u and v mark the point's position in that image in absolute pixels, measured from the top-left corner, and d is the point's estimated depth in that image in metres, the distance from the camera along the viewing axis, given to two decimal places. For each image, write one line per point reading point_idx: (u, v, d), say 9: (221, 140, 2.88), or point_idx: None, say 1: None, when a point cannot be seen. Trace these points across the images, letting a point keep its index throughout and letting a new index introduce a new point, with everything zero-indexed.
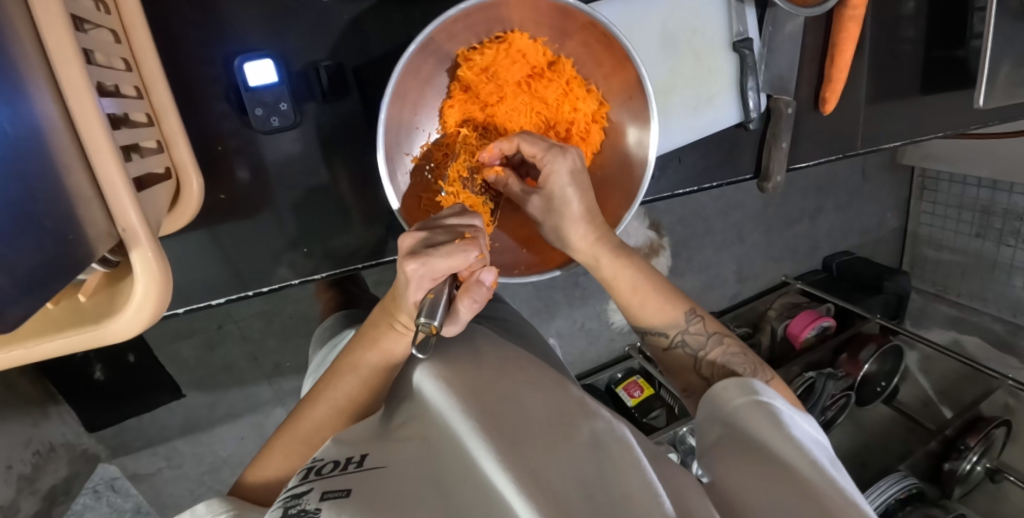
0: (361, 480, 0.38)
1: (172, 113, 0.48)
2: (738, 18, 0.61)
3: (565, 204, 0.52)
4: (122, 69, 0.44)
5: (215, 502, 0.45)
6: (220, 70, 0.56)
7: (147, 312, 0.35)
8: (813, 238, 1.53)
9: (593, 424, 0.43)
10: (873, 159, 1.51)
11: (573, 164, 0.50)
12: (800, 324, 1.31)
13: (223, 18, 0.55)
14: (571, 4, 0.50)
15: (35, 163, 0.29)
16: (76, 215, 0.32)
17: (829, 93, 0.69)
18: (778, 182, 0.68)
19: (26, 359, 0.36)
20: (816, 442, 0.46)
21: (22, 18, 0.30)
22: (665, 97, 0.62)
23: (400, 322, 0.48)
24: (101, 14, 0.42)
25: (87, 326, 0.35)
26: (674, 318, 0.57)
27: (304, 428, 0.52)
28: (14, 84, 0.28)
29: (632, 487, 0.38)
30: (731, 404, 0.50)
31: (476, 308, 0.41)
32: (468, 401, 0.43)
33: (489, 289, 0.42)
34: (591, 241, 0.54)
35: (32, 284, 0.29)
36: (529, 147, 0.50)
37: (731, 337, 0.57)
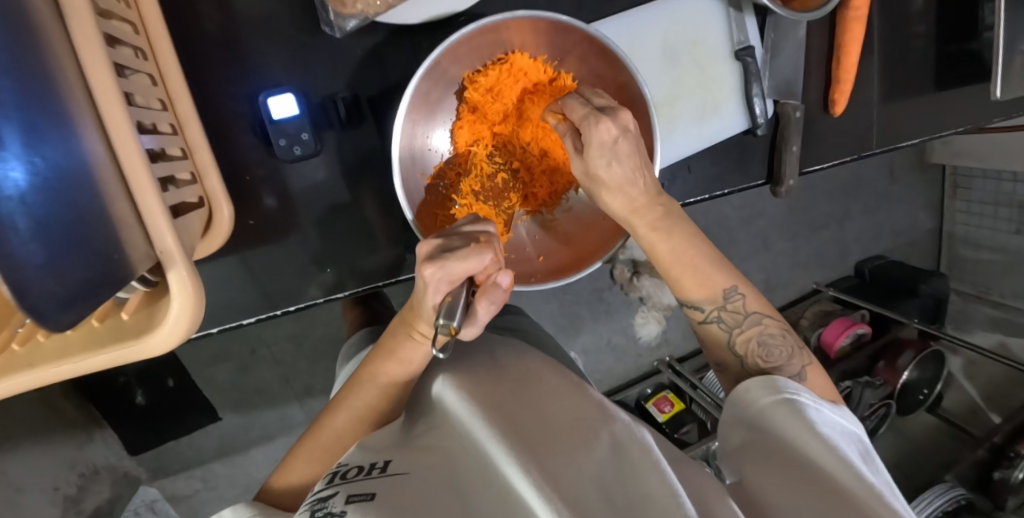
0: (386, 484, 0.40)
1: (203, 147, 0.52)
2: (736, 26, 0.62)
3: (603, 171, 0.49)
4: (159, 109, 0.48)
5: (240, 507, 0.48)
6: (245, 104, 0.60)
7: (182, 326, 0.38)
8: (842, 242, 1.54)
9: (613, 431, 0.44)
10: (898, 161, 1.51)
11: (614, 129, 0.46)
12: (833, 332, 1.29)
13: (247, 58, 0.59)
14: (568, 23, 0.53)
15: (81, 194, 0.33)
16: (119, 239, 0.35)
17: (837, 95, 0.69)
18: (792, 185, 0.68)
19: (74, 374, 0.39)
20: (848, 439, 0.46)
21: (73, 69, 0.34)
22: (669, 109, 0.62)
23: (421, 329, 0.49)
24: (139, 61, 0.46)
25: (129, 340, 0.39)
26: (714, 293, 0.53)
27: (325, 437, 0.54)
28: (61, 124, 0.32)
29: (650, 488, 0.39)
30: (758, 404, 0.49)
31: (494, 310, 0.43)
32: (497, 410, 0.44)
33: (506, 292, 0.43)
34: (632, 209, 0.52)
35: (72, 298, 0.32)
36: (574, 110, 0.48)
37: (770, 316, 0.54)
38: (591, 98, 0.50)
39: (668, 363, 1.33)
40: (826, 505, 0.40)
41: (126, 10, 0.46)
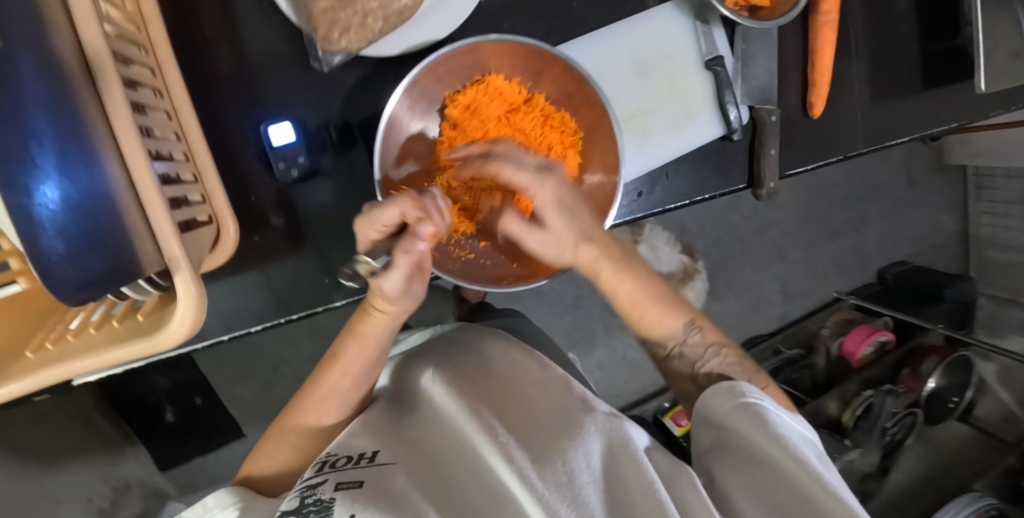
0: (372, 474, 0.43)
1: (212, 170, 0.57)
2: (705, 38, 0.64)
3: (556, 227, 0.54)
4: (174, 140, 0.54)
5: (222, 494, 0.49)
6: (249, 134, 0.64)
7: (189, 323, 0.43)
8: (861, 249, 1.52)
9: (591, 423, 0.46)
10: (914, 164, 1.50)
11: (561, 189, 0.53)
12: (854, 341, 1.29)
13: (254, 89, 0.64)
14: (541, 47, 0.55)
15: (105, 215, 0.38)
16: (133, 247, 0.40)
17: (814, 97, 0.70)
18: (772, 188, 0.69)
19: (96, 366, 0.43)
20: (802, 441, 0.47)
21: (95, 103, 0.39)
22: (644, 120, 0.65)
23: (378, 304, 0.50)
24: (156, 98, 0.53)
25: (150, 340, 0.44)
26: (673, 330, 0.57)
27: (297, 422, 0.54)
28: (88, 154, 0.37)
29: (627, 477, 0.43)
30: (721, 411, 0.50)
31: (410, 258, 0.46)
32: (478, 410, 0.48)
33: (426, 244, 0.46)
34: (593, 258, 0.55)
35: (83, 282, 0.38)
36: (517, 176, 0.52)
37: (727, 346, 0.57)
38: (527, 158, 0.53)
39: None
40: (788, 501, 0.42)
41: (143, 55, 0.53)
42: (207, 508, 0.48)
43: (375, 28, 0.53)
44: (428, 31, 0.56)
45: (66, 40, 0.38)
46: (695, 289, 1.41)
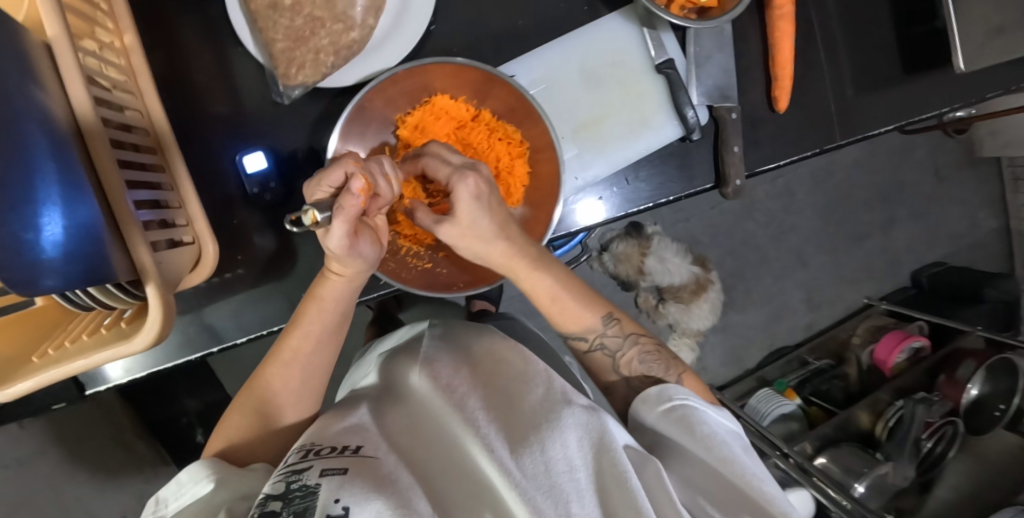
0: (356, 463, 0.44)
1: (193, 194, 0.61)
2: (654, 43, 0.66)
3: (473, 224, 0.54)
4: (156, 171, 0.59)
5: (196, 468, 0.50)
6: (228, 166, 0.67)
7: (159, 316, 0.49)
8: (890, 251, 1.45)
9: (572, 415, 0.47)
10: (942, 159, 1.44)
11: (479, 185, 0.53)
12: (885, 348, 1.23)
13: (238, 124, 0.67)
14: (482, 68, 0.58)
15: (91, 239, 0.45)
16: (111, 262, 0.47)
17: (778, 91, 0.69)
18: (738, 185, 0.68)
19: (86, 368, 0.48)
20: (730, 435, 0.51)
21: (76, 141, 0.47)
22: (597, 127, 0.67)
23: (332, 268, 0.55)
24: (141, 134, 0.58)
25: (131, 340, 0.49)
26: (592, 324, 0.60)
27: (263, 388, 0.58)
28: (78, 193, 0.45)
29: (603, 472, 0.45)
30: (653, 417, 0.53)
31: (348, 215, 0.47)
32: (460, 408, 0.50)
33: (358, 198, 0.46)
34: (509, 256, 0.56)
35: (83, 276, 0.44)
36: (438, 170, 0.53)
37: (644, 337, 0.61)
38: (449, 157, 0.55)
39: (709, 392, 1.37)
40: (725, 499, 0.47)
41: (124, 97, 0.57)
42: (181, 482, 0.50)
43: (328, 63, 0.59)
44: (381, 61, 0.61)
45: (56, 94, 0.47)
46: (708, 300, 1.35)
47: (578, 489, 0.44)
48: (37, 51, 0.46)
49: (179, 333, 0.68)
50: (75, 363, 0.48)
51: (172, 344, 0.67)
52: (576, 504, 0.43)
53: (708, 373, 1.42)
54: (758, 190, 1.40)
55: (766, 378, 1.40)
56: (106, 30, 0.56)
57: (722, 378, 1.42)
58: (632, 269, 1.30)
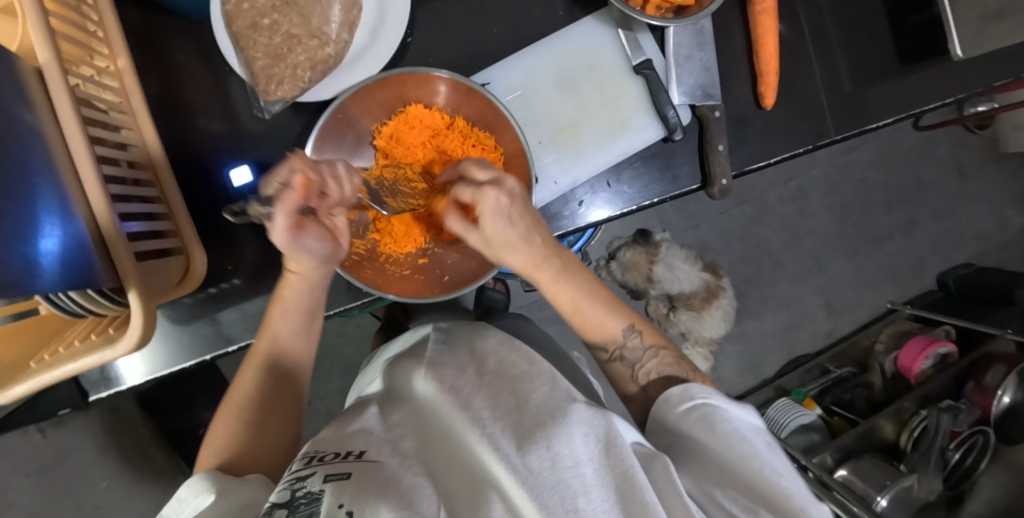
0: (360, 469, 0.41)
1: (181, 207, 0.63)
2: (631, 46, 0.66)
3: (500, 236, 0.52)
4: (144, 186, 0.60)
5: (196, 481, 0.45)
6: (216, 180, 0.69)
7: (136, 322, 0.51)
8: (914, 253, 1.39)
9: (578, 412, 0.46)
10: (965, 155, 1.39)
11: (505, 202, 0.50)
12: (908, 355, 1.17)
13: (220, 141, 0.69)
14: (451, 77, 0.59)
15: (76, 250, 0.47)
16: (94, 275, 0.49)
17: (763, 87, 0.66)
18: (723, 185, 0.66)
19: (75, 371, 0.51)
20: (753, 431, 0.48)
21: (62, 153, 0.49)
22: (575, 131, 0.67)
23: (290, 266, 0.55)
24: (131, 151, 0.60)
25: (114, 347, 0.52)
26: (613, 334, 0.59)
27: (241, 395, 0.56)
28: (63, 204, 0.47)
29: (610, 467, 0.44)
30: (674, 415, 0.51)
31: (287, 207, 0.50)
32: (467, 407, 0.49)
33: (293, 188, 0.50)
34: (537, 261, 0.55)
35: (67, 281, 0.47)
36: (462, 192, 0.50)
37: (666, 348, 0.59)
38: (472, 170, 0.52)
39: None
40: (747, 493, 0.43)
41: (118, 117, 0.59)
42: (182, 498, 0.45)
43: (305, 78, 0.60)
44: (358, 74, 0.62)
45: (46, 115, 0.49)
46: (721, 307, 1.28)
47: (585, 484, 0.42)
48: (30, 78, 0.49)
49: (174, 343, 0.69)
50: (64, 367, 0.51)
51: (168, 353, 0.69)
52: (584, 499, 0.41)
53: (724, 383, 1.37)
54: (769, 194, 1.35)
55: (785, 388, 1.34)
56: (101, 54, 0.59)
57: (739, 388, 1.36)
58: (641, 277, 1.24)
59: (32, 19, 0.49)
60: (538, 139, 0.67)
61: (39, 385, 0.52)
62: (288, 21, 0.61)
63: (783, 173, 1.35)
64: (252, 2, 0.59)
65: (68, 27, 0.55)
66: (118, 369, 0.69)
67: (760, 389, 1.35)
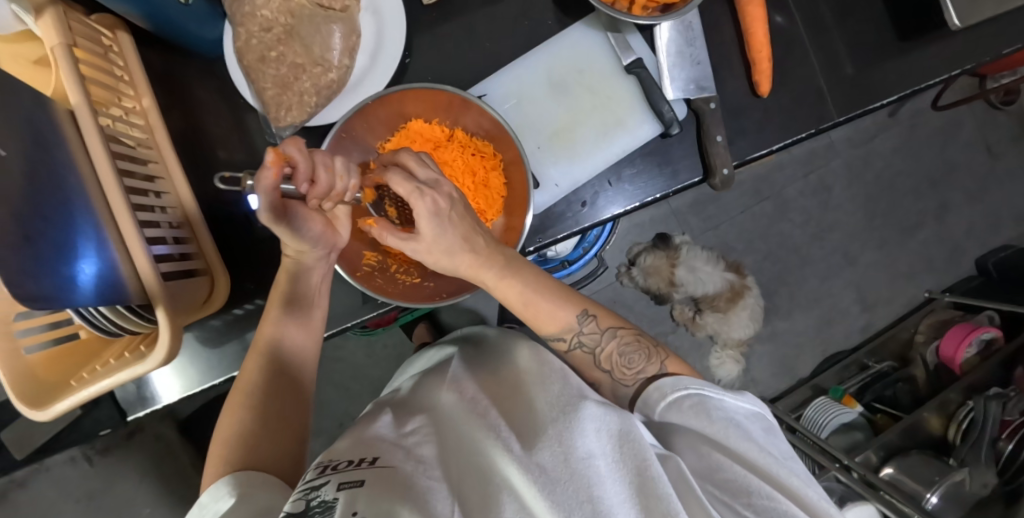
0: (372, 474, 0.42)
1: (204, 230, 0.67)
2: (621, 47, 0.68)
3: (437, 239, 0.55)
4: (172, 212, 0.65)
5: (217, 486, 0.46)
6: (236, 206, 0.73)
7: (165, 337, 0.55)
8: (948, 239, 1.34)
9: (589, 409, 0.45)
10: (994, 134, 1.34)
11: (437, 200, 0.53)
12: (951, 343, 1.13)
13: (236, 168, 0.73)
14: (449, 90, 0.61)
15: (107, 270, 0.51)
16: (124, 292, 0.54)
17: (757, 76, 0.67)
18: (726, 175, 0.66)
19: (112, 386, 0.55)
20: (750, 419, 0.47)
21: (92, 182, 0.53)
22: (571, 133, 0.69)
23: (288, 251, 0.58)
24: (158, 181, 0.64)
25: (146, 360, 0.56)
26: (567, 323, 0.59)
27: (247, 384, 0.57)
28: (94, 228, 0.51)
29: (625, 460, 0.42)
30: (666, 403, 0.50)
31: (265, 188, 0.46)
32: (477, 416, 0.50)
33: (272, 169, 0.45)
34: (476, 267, 0.57)
35: (103, 296, 0.51)
36: (398, 187, 0.53)
37: (623, 328, 0.59)
38: (414, 172, 0.55)
39: None
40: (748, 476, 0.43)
41: (146, 151, 0.64)
42: (203, 505, 0.46)
43: (312, 103, 0.64)
44: (361, 96, 0.66)
45: (80, 157, 0.53)
46: (748, 307, 1.25)
47: (601, 476, 0.40)
48: (65, 122, 0.53)
49: (205, 361, 0.73)
50: (99, 383, 0.56)
51: (198, 372, 0.73)
52: (599, 488, 0.39)
53: (759, 386, 1.32)
54: (790, 189, 1.32)
55: (821, 387, 1.28)
56: (127, 96, 0.64)
57: (773, 390, 1.32)
58: (663, 282, 1.22)
59: (65, 70, 0.53)
60: (536, 144, 0.69)
61: (80, 401, 0.59)
62: (293, 51, 0.65)
63: (803, 166, 1.31)
64: (259, 37, 0.64)
65: (97, 74, 0.60)
66: (152, 388, 0.73)
67: (794, 390, 1.30)
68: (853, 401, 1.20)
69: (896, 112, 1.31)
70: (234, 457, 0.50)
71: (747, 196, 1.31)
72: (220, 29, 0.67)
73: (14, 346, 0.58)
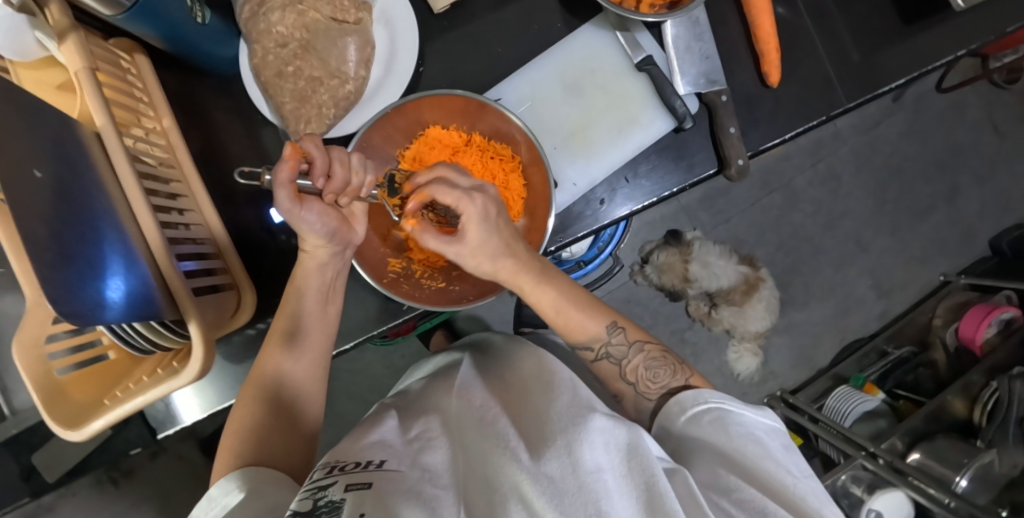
0: (382, 477, 0.41)
1: (230, 246, 0.68)
2: (631, 45, 0.69)
3: (483, 245, 0.55)
4: (197, 229, 0.66)
5: (228, 480, 0.47)
6: (257, 221, 0.74)
7: (198, 351, 0.56)
8: (960, 221, 1.34)
9: (598, 422, 0.42)
10: (1000, 113, 1.34)
11: (486, 206, 0.54)
12: (969, 324, 1.12)
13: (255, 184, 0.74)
14: (467, 95, 0.62)
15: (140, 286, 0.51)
16: (157, 309, 0.54)
17: (767, 67, 0.67)
18: (742, 165, 0.67)
19: (145, 402, 0.56)
20: (769, 434, 0.48)
21: (121, 202, 0.54)
22: (586, 133, 0.70)
23: (304, 246, 0.57)
24: (182, 199, 0.65)
25: (181, 374, 0.56)
26: (596, 333, 0.60)
27: (261, 377, 0.57)
28: (126, 245, 0.51)
29: (632, 474, 0.41)
30: (686, 416, 0.51)
31: (282, 180, 0.48)
32: (483, 426, 0.48)
33: (289, 161, 0.47)
34: (513, 271, 0.57)
35: (139, 313, 0.51)
36: (444, 195, 0.53)
37: (650, 343, 0.60)
38: (455, 180, 0.55)
39: (781, 398, 1.28)
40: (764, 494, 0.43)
41: (168, 171, 0.64)
42: (211, 498, 0.47)
43: (330, 114, 0.65)
44: (377, 106, 0.67)
45: (108, 178, 0.53)
46: (763, 299, 1.25)
47: (608, 491, 0.39)
48: (91, 143, 0.53)
49: (233, 376, 0.74)
50: (134, 400, 0.56)
51: (228, 387, 0.74)
52: (607, 502, 0.38)
53: (778, 378, 1.33)
54: (798, 179, 1.32)
55: (842, 376, 1.28)
56: (148, 116, 0.65)
57: (793, 382, 1.32)
58: (677, 278, 1.23)
59: (90, 94, 0.54)
60: (552, 145, 0.70)
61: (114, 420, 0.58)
62: (310, 65, 0.65)
63: (810, 156, 1.32)
64: (275, 53, 0.65)
65: (116, 95, 0.61)
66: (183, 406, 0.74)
67: (814, 381, 1.30)
68: (875, 389, 1.19)
69: (900, 97, 1.31)
70: (242, 456, 0.51)
71: (756, 188, 1.31)
72: (235, 48, 0.68)
73: (44, 367, 0.59)
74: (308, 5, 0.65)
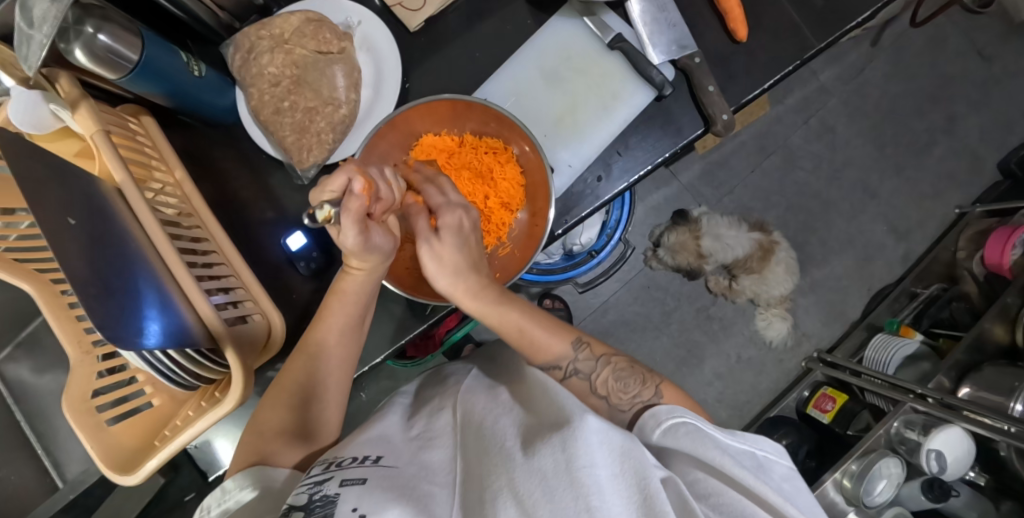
0: (377, 472, 0.42)
1: (252, 279, 0.71)
2: (600, 27, 0.72)
3: (444, 251, 0.59)
4: (221, 267, 0.69)
5: (241, 476, 0.51)
6: (275, 254, 0.77)
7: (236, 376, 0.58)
8: (963, 151, 1.34)
9: (593, 423, 0.42)
10: (983, 37, 1.34)
11: (439, 249, 0.58)
12: (993, 250, 1.10)
13: (268, 220, 0.78)
14: (455, 97, 0.64)
15: (175, 316, 0.54)
16: (193, 338, 0.56)
17: (732, 23, 0.70)
18: (726, 120, 0.69)
19: (207, 427, 0.57)
20: (742, 454, 0.46)
21: (147, 243, 0.57)
22: (573, 117, 0.73)
23: (353, 263, 0.58)
24: (202, 242, 0.68)
25: (223, 401, 0.58)
26: (562, 351, 0.60)
27: (292, 383, 0.59)
28: (156, 279, 0.54)
29: (623, 469, 0.41)
30: (662, 431, 0.49)
31: (353, 212, 0.52)
32: (479, 431, 0.46)
33: (360, 196, 0.52)
34: (474, 292, 0.60)
35: (179, 339, 0.54)
36: (433, 198, 0.61)
37: (616, 356, 0.60)
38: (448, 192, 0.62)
39: (818, 359, 1.27)
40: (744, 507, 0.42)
41: (187, 218, 0.68)
42: (225, 490, 0.51)
43: (329, 139, 0.69)
44: (371, 127, 0.71)
45: (132, 223, 0.57)
46: (781, 261, 1.23)
47: (602, 487, 0.38)
48: (114, 197, 0.57)
49: None
50: (185, 433, 0.57)
51: None
52: (599, 497, 0.37)
53: (812, 338, 1.32)
54: (793, 138, 1.33)
55: (876, 324, 1.26)
56: (161, 171, 0.69)
57: (827, 339, 1.31)
58: (692, 257, 1.21)
59: (105, 150, 0.58)
60: (543, 133, 0.73)
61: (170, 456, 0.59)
62: (304, 98, 0.69)
63: (800, 114, 1.33)
64: (271, 92, 0.69)
65: (129, 155, 0.64)
66: None
67: (848, 335, 1.29)
68: (912, 331, 1.17)
69: (878, 41, 1.33)
70: (257, 453, 0.55)
71: (753, 154, 1.32)
72: (233, 96, 0.72)
73: (95, 419, 0.60)
74: (294, 44, 0.69)
